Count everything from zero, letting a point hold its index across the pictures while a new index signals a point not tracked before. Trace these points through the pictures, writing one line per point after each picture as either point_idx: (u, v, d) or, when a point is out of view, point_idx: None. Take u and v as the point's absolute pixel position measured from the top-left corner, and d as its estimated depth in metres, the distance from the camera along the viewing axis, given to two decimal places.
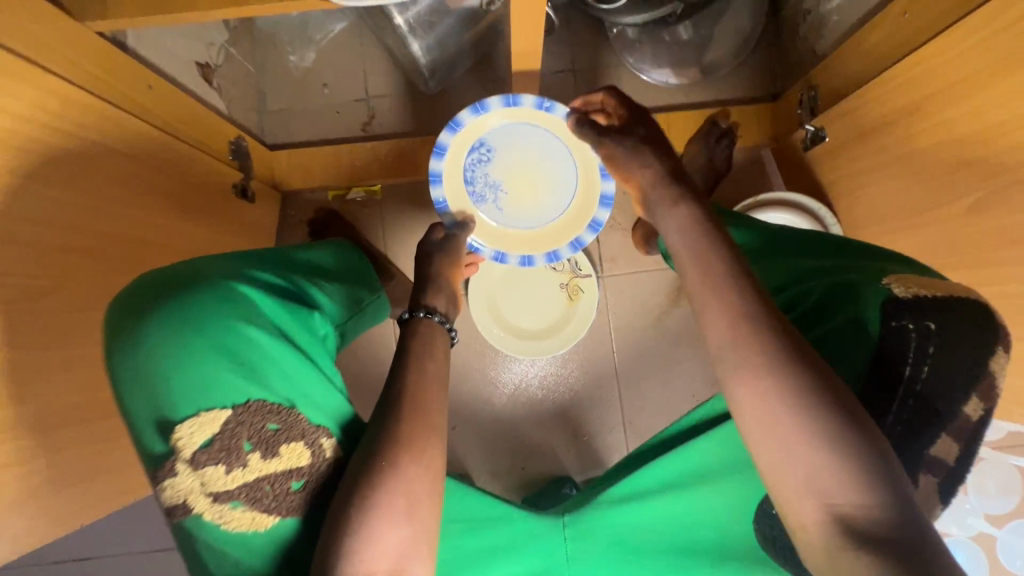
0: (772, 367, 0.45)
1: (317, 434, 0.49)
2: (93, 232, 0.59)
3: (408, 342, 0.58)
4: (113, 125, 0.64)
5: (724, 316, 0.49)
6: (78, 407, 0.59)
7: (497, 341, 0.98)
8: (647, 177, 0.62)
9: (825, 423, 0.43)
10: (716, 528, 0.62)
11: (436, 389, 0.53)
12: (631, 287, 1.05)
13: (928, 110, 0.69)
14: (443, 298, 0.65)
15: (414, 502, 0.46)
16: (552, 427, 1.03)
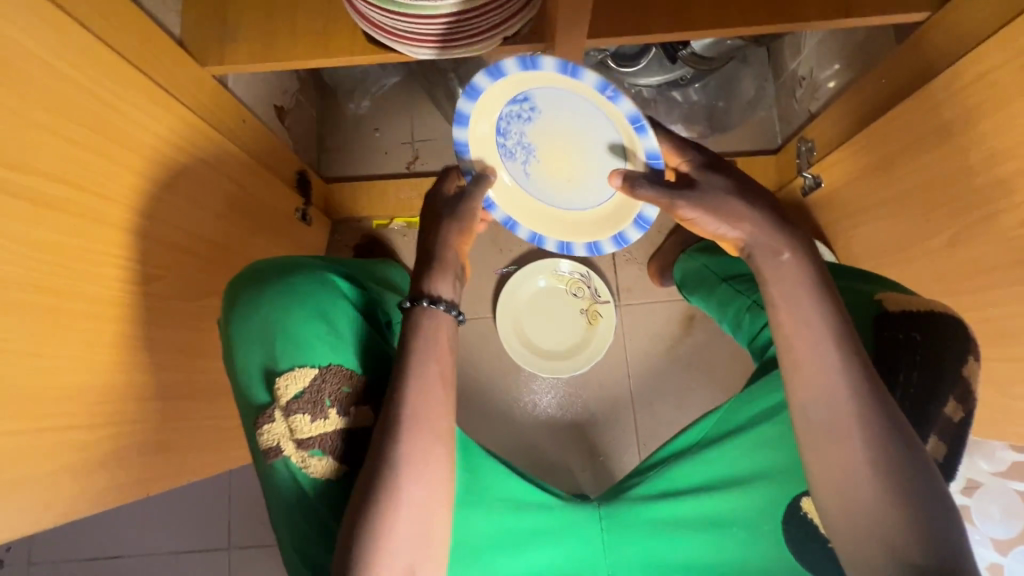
0: (847, 409, 0.53)
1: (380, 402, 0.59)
2: (188, 232, 0.71)
3: (410, 341, 0.57)
4: (215, 148, 0.77)
5: (818, 355, 0.55)
6: (161, 381, 0.68)
7: (520, 358, 1.06)
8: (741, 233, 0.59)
9: (893, 464, 0.51)
10: (745, 526, 0.66)
11: (441, 397, 0.56)
12: (646, 315, 1.13)
13: (905, 158, 0.79)
14: (446, 281, 0.60)
15: (430, 509, 0.53)
16: (570, 445, 1.08)
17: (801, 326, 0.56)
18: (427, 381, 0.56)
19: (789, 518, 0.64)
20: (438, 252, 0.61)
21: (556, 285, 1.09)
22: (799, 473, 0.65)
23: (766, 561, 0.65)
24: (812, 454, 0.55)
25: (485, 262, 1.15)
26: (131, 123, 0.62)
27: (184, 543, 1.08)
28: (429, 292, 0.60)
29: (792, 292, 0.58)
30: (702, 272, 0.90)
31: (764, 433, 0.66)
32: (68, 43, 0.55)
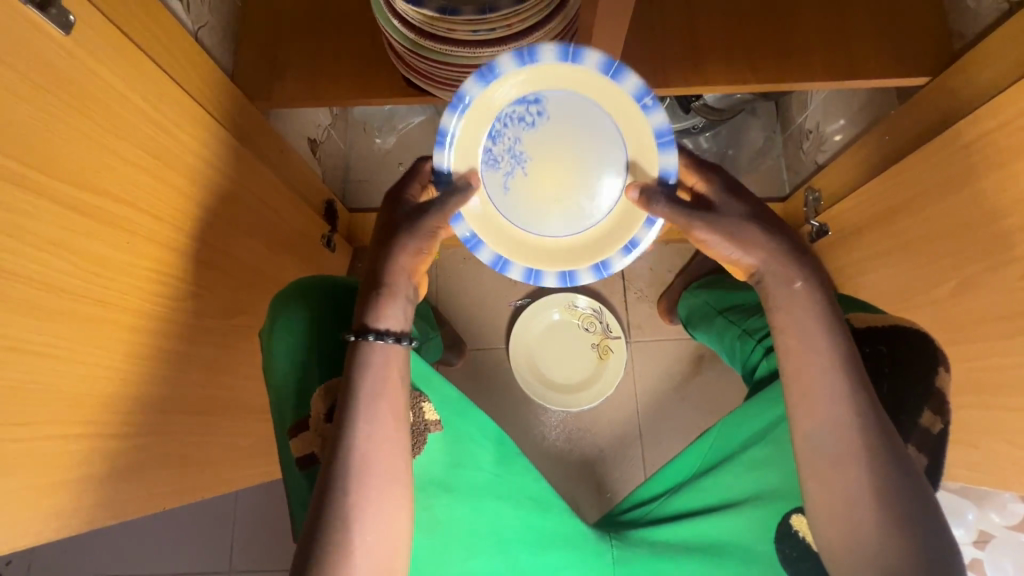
0: (850, 436, 0.57)
1: (419, 400, 0.70)
2: (225, 253, 0.74)
3: (356, 380, 0.62)
4: (258, 176, 0.82)
5: (826, 403, 0.58)
6: (187, 397, 0.70)
7: (529, 389, 1.08)
8: (754, 260, 0.63)
9: (885, 488, 0.56)
10: (742, 548, 0.69)
11: (390, 435, 0.61)
12: (656, 353, 1.15)
13: (911, 209, 0.83)
14: (394, 315, 0.64)
15: (386, 538, 0.59)
16: (576, 479, 1.08)
17: (801, 355, 0.61)
18: (378, 418, 0.61)
19: (781, 537, 0.68)
20: (394, 274, 0.63)
21: (567, 318, 1.11)
22: (791, 492, 0.69)
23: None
24: (821, 503, 0.59)
25: (499, 293, 1.18)
26: (187, 151, 0.67)
27: (182, 565, 1.07)
28: (377, 321, 0.63)
29: (807, 340, 0.61)
30: (704, 307, 0.94)
31: (756, 456, 0.71)
32: (141, 78, 0.61)
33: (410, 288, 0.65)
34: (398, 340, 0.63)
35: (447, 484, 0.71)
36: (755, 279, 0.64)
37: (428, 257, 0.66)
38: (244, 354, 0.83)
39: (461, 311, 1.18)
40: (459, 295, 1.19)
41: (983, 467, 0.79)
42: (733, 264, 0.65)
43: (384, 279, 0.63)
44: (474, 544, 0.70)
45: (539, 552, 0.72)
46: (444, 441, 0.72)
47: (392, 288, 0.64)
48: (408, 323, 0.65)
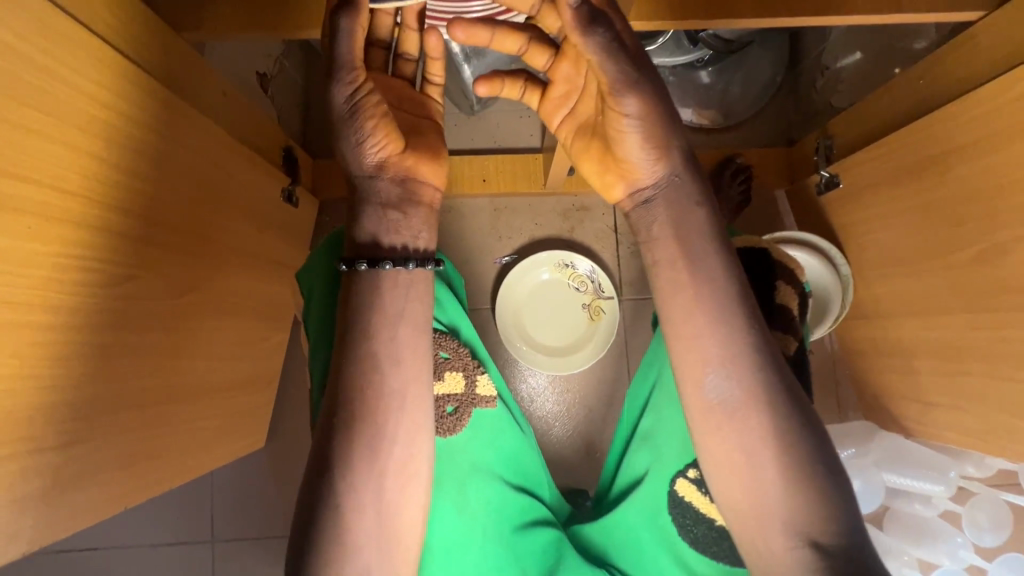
0: (757, 397, 0.51)
1: (474, 371, 0.70)
2: (158, 219, 0.63)
3: (353, 321, 0.52)
4: (191, 124, 0.69)
5: (715, 353, 0.52)
6: (136, 391, 0.62)
7: (516, 352, 1.03)
8: (659, 169, 0.55)
9: (802, 456, 0.50)
10: (647, 526, 0.66)
11: (394, 383, 0.52)
12: (646, 312, 1.10)
13: (941, 167, 0.75)
14: (373, 227, 0.55)
15: (394, 498, 0.53)
16: (567, 442, 1.07)
17: (699, 311, 0.53)
18: (375, 364, 0.52)
19: (671, 508, 0.64)
20: (360, 179, 0.55)
21: (556, 276, 1.04)
22: (669, 459, 0.64)
23: (687, 559, 0.64)
24: (719, 461, 0.52)
25: (483, 249, 1.11)
26: (95, 102, 0.54)
27: (163, 536, 1.04)
28: (353, 251, 0.54)
29: (694, 282, 0.54)
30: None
31: (650, 428, 0.66)
32: (17, 6, 0.46)
33: (381, 190, 0.55)
34: (374, 266, 0.53)
35: (479, 464, 0.67)
36: (646, 195, 0.57)
37: (374, 131, 0.52)
38: (202, 332, 0.75)
39: None
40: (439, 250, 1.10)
41: (976, 433, 0.78)
42: (626, 163, 0.56)
43: (353, 191, 0.55)
44: (470, 528, 0.64)
45: (525, 530, 0.67)
46: (489, 419, 0.69)
47: (359, 199, 0.55)
48: (391, 237, 0.55)
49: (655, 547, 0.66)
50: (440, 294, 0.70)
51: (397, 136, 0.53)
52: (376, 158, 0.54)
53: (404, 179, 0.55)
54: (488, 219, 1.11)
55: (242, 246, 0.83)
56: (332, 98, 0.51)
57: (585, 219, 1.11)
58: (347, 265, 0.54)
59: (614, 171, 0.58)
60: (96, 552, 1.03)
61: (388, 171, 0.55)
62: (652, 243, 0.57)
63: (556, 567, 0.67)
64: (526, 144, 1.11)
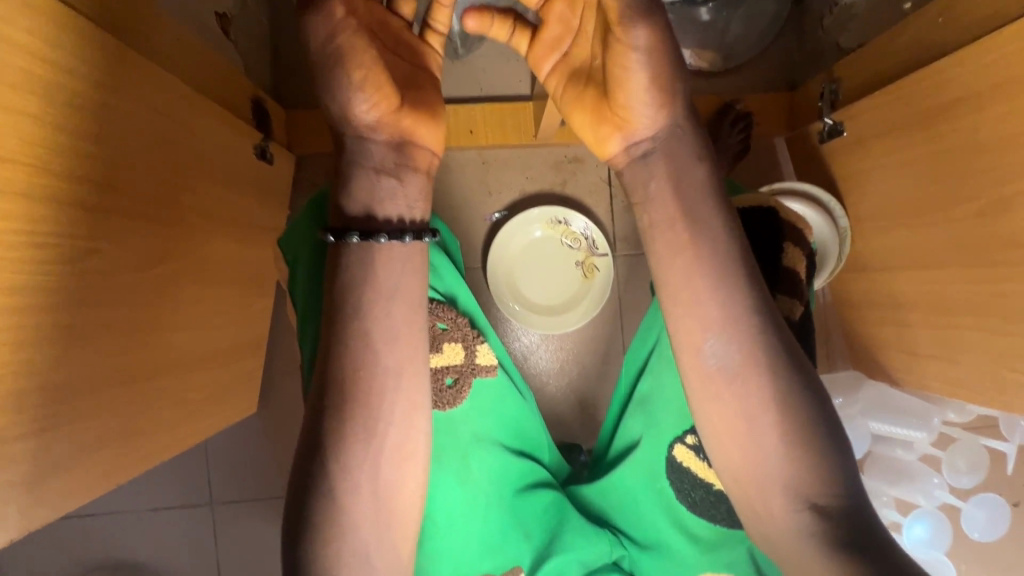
0: (757, 362, 0.50)
1: (474, 341, 0.69)
2: (113, 185, 0.57)
3: (343, 295, 0.49)
4: (141, 77, 0.62)
5: (714, 318, 0.51)
6: (113, 370, 0.59)
7: (509, 313, 1.00)
8: (654, 116, 0.51)
9: (805, 420, 0.49)
10: (645, 487, 0.68)
11: (387, 359, 0.50)
12: (640, 268, 1.08)
13: (950, 116, 0.72)
14: (362, 193, 0.50)
15: (392, 477, 0.51)
16: (563, 399, 1.07)
17: (703, 275, 0.51)
18: (366, 339, 0.49)
19: (670, 471, 0.65)
20: (346, 133, 0.50)
21: (550, 234, 1.01)
22: (669, 423, 0.65)
23: (686, 520, 0.65)
24: (718, 426, 0.52)
25: (473, 205, 1.06)
26: (30, 56, 0.47)
27: (161, 500, 1.04)
28: (342, 220, 0.50)
29: (695, 244, 0.51)
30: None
31: (643, 394, 0.67)
32: None
33: (373, 154, 0.50)
34: (367, 239, 0.49)
35: (480, 434, 0.66)
36: (643, 148, 0.53)
37: (364, 83, 0.47)
38: (179, 303, 0.71)
39: None
40: None
41: (964, 383, 0.80)
42: (625, 112, 0.51)
43: (339, 147, 0.51)
44: (476, 497, 0.65)
45: (528, 493, 0.68)
46: (490, 388, 0.68)
47: (349, 162, 0.50)
48: (388, 205, 0.51)
49: (653, 510, 0.67)
50: (437, 263, 0.68)
51: (392, 93, 0.48)
52: (367, 118, 0.49)
53: (399, 143, 0.51)
54: (476, 173, 1.06)
55: (215, 208, 0.78)
56: (307, 31, 0.46)
57: (578, 171, 1.07)
58: (335, 237, 0.50)
59: (609, 122, 0.53)
60: (93, 519, 1.03)
61: (382, 132, 0.50)
62: (644, 204, 0.54)
63: (558, 529, 0.68)
64: (514, 90, 1.04)
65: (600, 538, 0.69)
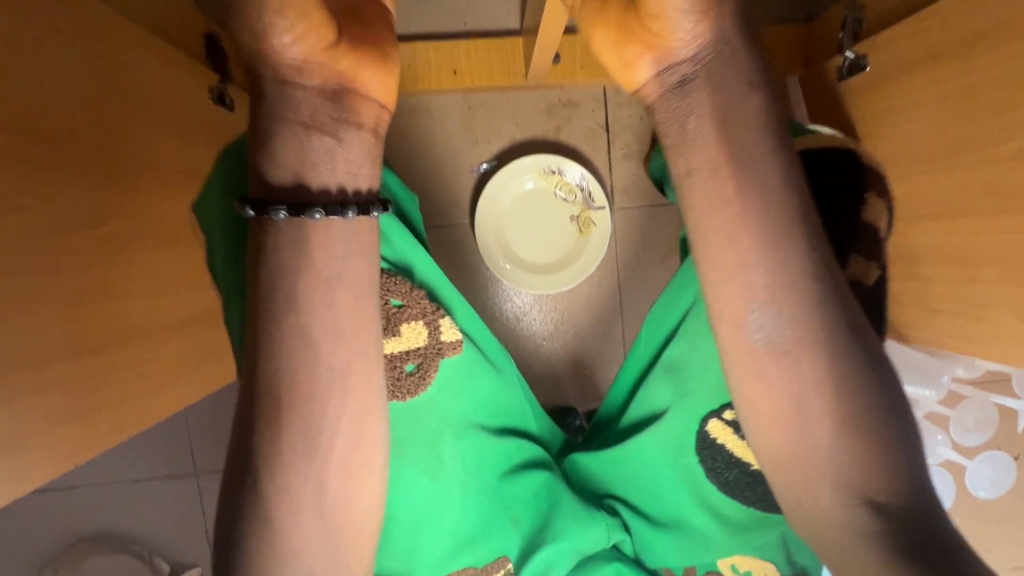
0: (811, 335, 0.44)
1: (436, 316, 0.60)
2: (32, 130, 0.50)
3: (273, 285, 0.42)
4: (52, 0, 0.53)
5: (762, 287, 0.45)
6: (52, 343, 0.53)
7: (499, 272, 0.94)
8: (695, 29, 0.45)
9: (866, 402, 0.44)
10: (667, 461, 0.64)
11: (331, 358, 0.44)
12: (639, 222, 1.01)
13: (988, 42, 0.64)
14: (290, 154, 0.43)
15: (340, 492, 0.46)
16: (556, 361, 1.03)
17: (748, 233, 0.45)
18: (307, 335, 0.43)
19: (702, 448, 0.62)
20: (267, 81, 0.43)
21: (540, 187, 0.93)
22: (698, 397, 0.60)
23: (705, 494, 0.63)
24: (761, 408, 0.46)
25: (459, 156, 0.98)
26: None
27: (143, 472, 1.01)
28: (264, 189, 0.43)
29: (742, 198, 0.45)
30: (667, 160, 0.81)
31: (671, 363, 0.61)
32: None
33: (302, 103, 0.43)
34: (298, 214, 0.42)
35: (449, 420, 0.61)
36: (681, 74, 0.47)
37: (285, 11, 0.40)
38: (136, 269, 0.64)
39: (415, 179, 0.97)
40: (409, 158, 0.97)
41: (980, 340, 0.75)
42: (663, 28, 0.46)
43: (258, 101, 0.43)
44: (449, 487, 0.61)
45: (512, 477, 0.65)
46: (461, 366, 0.61)
47: (274, 113, 0.43)
48: (320, 166, 0.43)
49: (676, 485, 0.65)
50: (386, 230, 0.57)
51: (325, 24, 0.42)
52: (295, 57, 0.42)
53: (333, 91, 0.44)
54: (461, 119, 0.97)
55: (176, 163, 0.71)
56: None
57: (573, 115, 0.98)
58: (255, 210, 0.42)
59: (640, 40, 0.47)
60: (74, 493, 1.00)
61: (313, 76, 0.43)
62: (683, 144, 0.47)
63: (549, 515, 0.65)
64: (502, 23, 0.92)
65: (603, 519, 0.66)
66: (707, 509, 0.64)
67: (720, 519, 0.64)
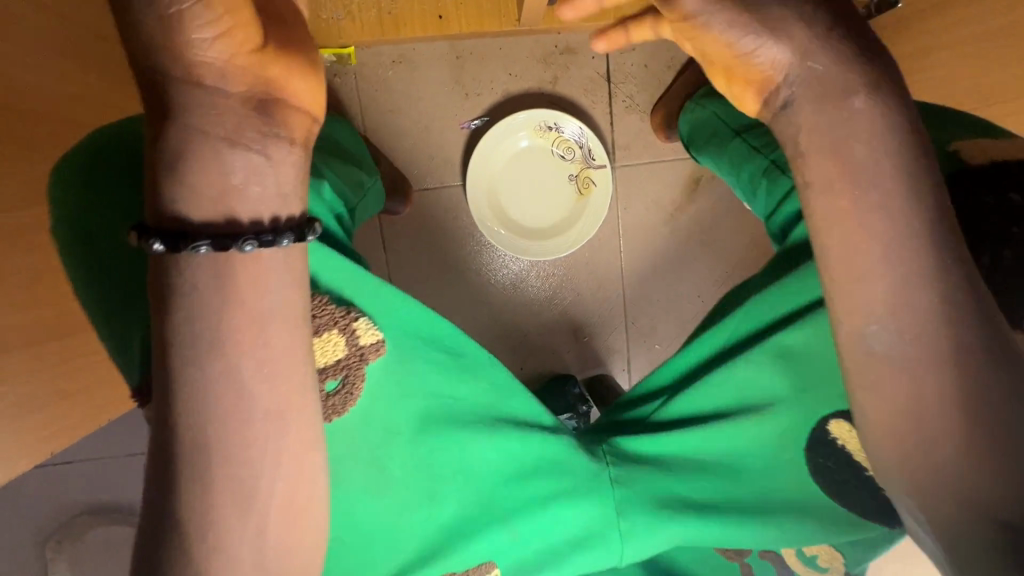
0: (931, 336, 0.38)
1: (350, 318, 0.48)
2: None
3: (177, 328, 0.34)
4: None
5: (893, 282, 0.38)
6: None
7: (493, 238, 0.88)
8: (785, 51, 0.39)
9: (1012, 418, 0.37)
10: (761, 456, 0.55)
11: (260, 409, 0.36)
12: (643, 180, 0.95)
13: None
14: (210, 175, 0.33)
15: (284, 540, 0.39)
16: (554, 328, 0.98)
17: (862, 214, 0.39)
18: (230, 385, 0.35)
19: (816, 447, 0.53)
20: (177, 83, 0.32)
21: (536, 145, 0.87)
22: (823, 392, 0.52)
23: (795, 489, 0.54)
24: (877, 419, 0.41)
25: (447, 111, 0.90)
26: None
27: (139, 445, 1.00)
28: (175, 219, 0.34)
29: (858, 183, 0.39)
30: (711, 124, 0.71)
31: (789, 341, 0.51)
32: None
33: (219, 114, 0.33)
34: (222, 249, 0.34)
35: (394, 425, 0.51)
36: (784, 97, 0.41)
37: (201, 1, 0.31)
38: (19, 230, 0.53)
39: (401, 138, 0.90)
40: (394, 115, 0.89)
41: None
42: (750, 63, 0.41)
43: (163, 105, 0.33)
44: (410, 500, 0.52)
45: (500, 488, 0.55)
46: (396, 360, 0.50)
47: (185, 125, 0.33)
48: (248, 191, 0.34)
49: (769, 485, 0.54)
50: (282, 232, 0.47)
51: (253, 23, 0.33)
52: (211, 59, 0.32)
53: (261, 100, 0.34)
54: (449, 71, 0.89)
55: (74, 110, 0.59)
56: None
57: (571, 65, 0.90)
58: (164, 245, 0.33)
59: (736, 79, 0.44)
60: (71, 468, 1.00)
61: (235, 84, 0.33)
62: (798, 159, 0.42)
63: (545, 529, 0.55)
64: None
65: (660, 522, 0.55)
66: (794, 510, 0.53)
67: (820, 524, 0.53)
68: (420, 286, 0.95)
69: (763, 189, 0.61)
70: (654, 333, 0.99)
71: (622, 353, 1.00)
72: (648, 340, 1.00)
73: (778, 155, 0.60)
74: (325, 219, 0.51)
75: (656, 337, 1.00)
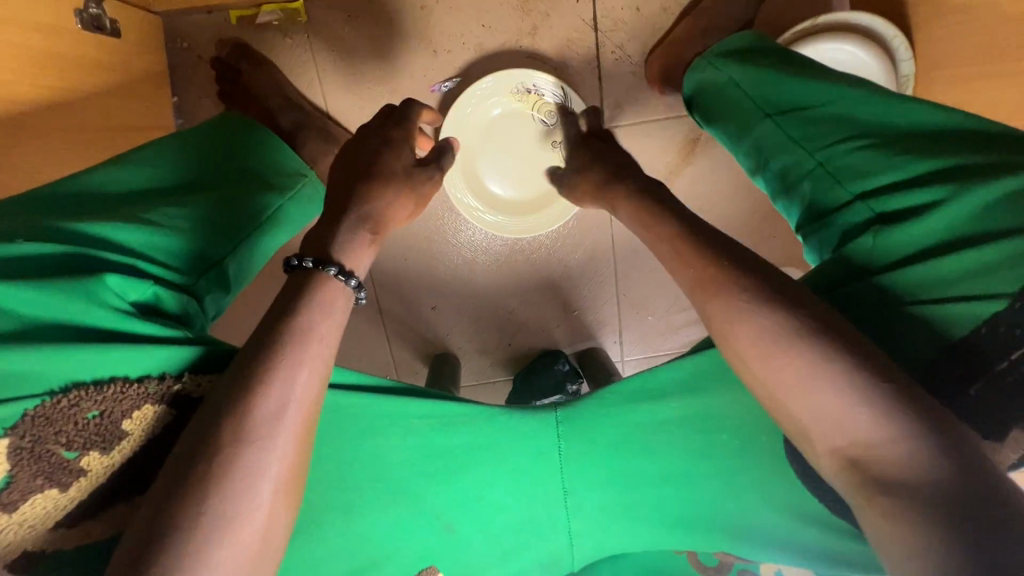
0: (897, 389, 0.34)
1: (163, 384, 0.41)
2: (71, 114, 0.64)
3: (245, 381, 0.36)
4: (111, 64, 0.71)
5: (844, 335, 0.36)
6: None
7: (467, 210, 0.82)
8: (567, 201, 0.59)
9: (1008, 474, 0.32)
10: (732, 436, 0.48)
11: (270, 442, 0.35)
12: (636, 142, 0.84)
13: None
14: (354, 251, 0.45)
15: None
16: (540, 302, 0.94)
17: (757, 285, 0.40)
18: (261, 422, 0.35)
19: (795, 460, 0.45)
20: (354, 207, 0.47)
21: (513, 111, 0.78)
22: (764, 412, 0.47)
23: (763, 479, 0.48)
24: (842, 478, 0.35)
25: (414, 73, 0.81)
26: None
27: None
28: (347, 262, 0.44)
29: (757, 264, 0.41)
30: (727, 95, 0.57)
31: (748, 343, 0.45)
32: None
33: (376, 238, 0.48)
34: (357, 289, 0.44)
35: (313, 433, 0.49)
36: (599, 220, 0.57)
37: (397, 197, 0.51)
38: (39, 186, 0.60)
39: (365, 106, 0.82)
40: (355, 81, 0.81)
41: None
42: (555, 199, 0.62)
43: (341, 210, 0.47)
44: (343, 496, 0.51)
45: (443, 477, 0.52)
46: None
47: (356, 227, 0.46)
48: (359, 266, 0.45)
49: (728, 469, 0.49)
50: (119, 345, 0.39)
51: (407, 214, 0.54)
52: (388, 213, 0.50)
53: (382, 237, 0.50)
54: (414, 24, 0.79)
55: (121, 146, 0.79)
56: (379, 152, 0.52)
57: (552, 11, 0.79)
58: (341, 275, 0.42)
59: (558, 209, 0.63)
60: None
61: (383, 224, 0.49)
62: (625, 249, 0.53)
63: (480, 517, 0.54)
64: None
65: (611, 503, 0.54)
66: (758, 491, 0.48)
67: (795, 514, 0.47)
68: (400, 263, 0.91)
69: (804, 190, 0.48)
70: (647, 305, 0.95)
71: (613, 326, 0.96)
72: (640, 312, 0.95)
73: (828, 157, 0.47)
74: (122, 316, 0.41)
75: (650, 308, 0.95)
